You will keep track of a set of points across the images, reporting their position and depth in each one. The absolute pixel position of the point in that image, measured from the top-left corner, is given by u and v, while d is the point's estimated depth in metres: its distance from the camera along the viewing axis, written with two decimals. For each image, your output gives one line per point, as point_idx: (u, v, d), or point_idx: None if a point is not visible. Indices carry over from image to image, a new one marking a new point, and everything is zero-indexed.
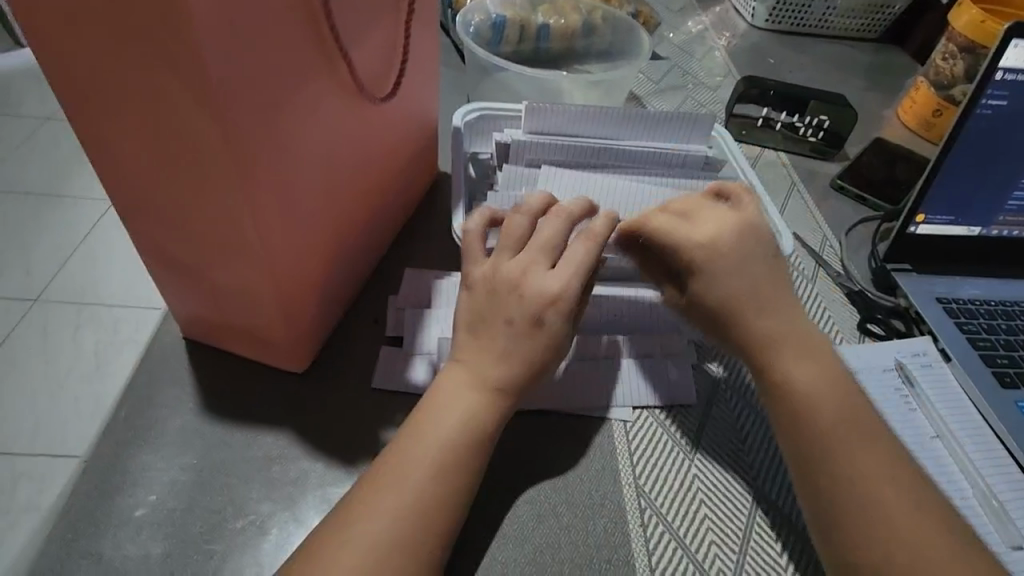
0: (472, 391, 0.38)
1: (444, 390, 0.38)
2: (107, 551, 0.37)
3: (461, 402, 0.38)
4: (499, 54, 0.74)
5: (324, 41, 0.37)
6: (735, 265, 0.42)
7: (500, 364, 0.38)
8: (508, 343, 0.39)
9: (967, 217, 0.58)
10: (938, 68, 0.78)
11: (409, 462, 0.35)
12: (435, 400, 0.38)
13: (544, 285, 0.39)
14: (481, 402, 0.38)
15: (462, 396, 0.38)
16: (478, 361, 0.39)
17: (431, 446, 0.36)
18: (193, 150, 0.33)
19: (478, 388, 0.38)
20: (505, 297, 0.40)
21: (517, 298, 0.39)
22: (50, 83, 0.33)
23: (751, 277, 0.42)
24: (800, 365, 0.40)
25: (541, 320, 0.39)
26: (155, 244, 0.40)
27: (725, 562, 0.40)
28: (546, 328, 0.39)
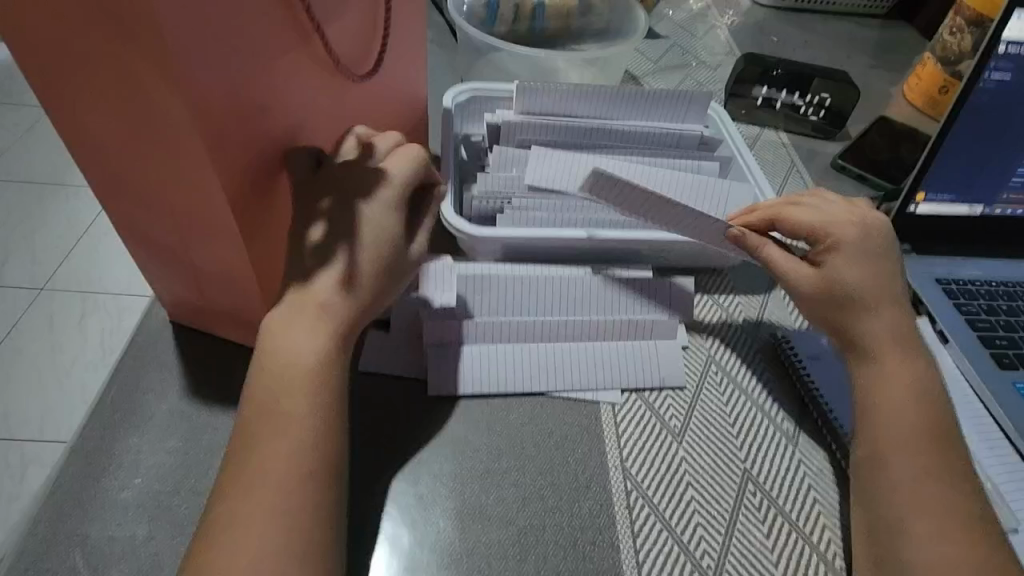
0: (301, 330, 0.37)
1: (273, 334, 0.37)
2: (92, 533, 0.38)
3: (300, 328, 0.37)
4: (493, 34, 0.72)
5: (297, 17, 0.36)
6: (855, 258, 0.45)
7: (324, 286, 0.38)
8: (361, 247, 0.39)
9: (969, 196, 0.57)
10: (945, 43, 0.75)
11: (270, 417, 0.35)
12: (273, 341, 0.37)
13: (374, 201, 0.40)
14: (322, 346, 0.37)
15: (313, 336, 0.37)
16: (302, 305, 0.37)
17: (278, 390, 0.36)
18: (163, 132, 0.33)
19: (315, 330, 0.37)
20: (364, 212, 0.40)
21: (316, 204, 0.39)
22: (20, 67, 0.32)
23: (873, 272, 0.44)
24: (892, 366, 0.42)
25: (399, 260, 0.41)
26: (138, 229, 0.40)
27: (711, 544, 0.40)
28: (367, 227, 0.39)
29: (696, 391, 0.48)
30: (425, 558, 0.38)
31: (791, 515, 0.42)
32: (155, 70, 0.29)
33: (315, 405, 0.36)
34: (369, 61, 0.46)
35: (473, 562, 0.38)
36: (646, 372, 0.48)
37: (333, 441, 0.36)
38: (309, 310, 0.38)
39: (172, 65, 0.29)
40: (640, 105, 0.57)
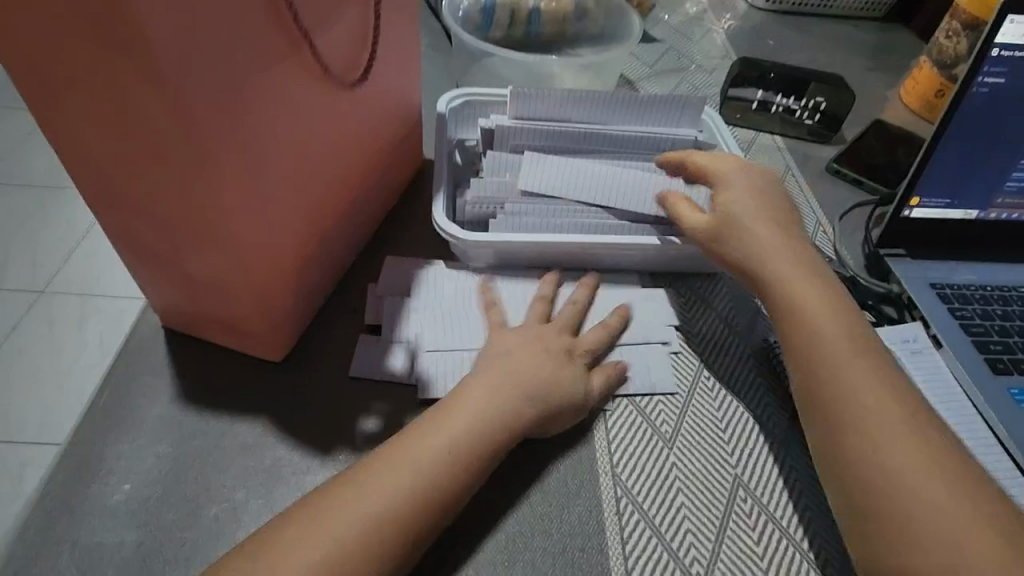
0: (504, 397, 0.41)
1: (472, 393, 0.40)
2: (81, 538, 0.38)
3: (493, 399, 0.40)
4: (488, 39, 0.73)
5: (286, 24, 0.36)
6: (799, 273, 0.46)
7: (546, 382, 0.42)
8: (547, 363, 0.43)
9: (964, 200, 0.56)
10: (941, 47, 0.75)
11: (409, 464, 0.36)
12: (459, 401, 0.40)
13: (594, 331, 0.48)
14: (505, 412, 0.40)
15: (497, 396, 0.40)
16: (513, 373, 0.42)
17: (437, 444, 0.38)
18: (153, 140, 0.33)
19: (509, 393, 0.41)
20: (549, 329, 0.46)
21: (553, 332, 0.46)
22: (8, 74, 0.32)
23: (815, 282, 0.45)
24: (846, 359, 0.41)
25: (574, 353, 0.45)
26: (127, 234, 0.40)
27: (700, 551, 0.40)
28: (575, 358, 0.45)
29: (687, 397, 0.48)
30: None
31: (782, 522, 0.42)
32: (142, 77, 0.30)
33: (455, 470, 0.37)
34: (360, 68, 0.46)
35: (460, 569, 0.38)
36: (637, 378, 0.48)
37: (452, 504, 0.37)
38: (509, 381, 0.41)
39: (159, 73, 0.29)
40: (633, 110, 0.57)
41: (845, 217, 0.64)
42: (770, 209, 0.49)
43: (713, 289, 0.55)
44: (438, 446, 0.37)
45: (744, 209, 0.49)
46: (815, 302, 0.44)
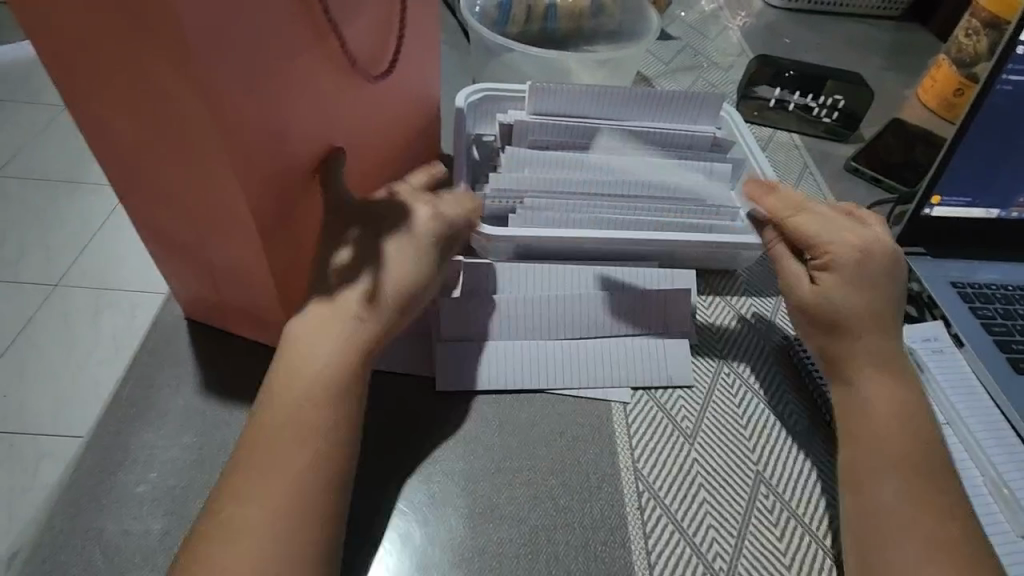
0: (325, 343, 0.38)
1: (294, 343, 0.38)
2: (108, 526, 0.38)
3: (322, 343, 0.38)
4: (505, 35, 0.73)
5: (314, 15, 0.36)
6: (858, 283, 0.45)
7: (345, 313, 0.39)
8: (378, 271, 0.40)
9: (985, 200, 0.56)
10: (960, 45, 0.75)
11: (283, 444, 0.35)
12: (302, 352, 0.38)
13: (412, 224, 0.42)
14: (337, 352, 0.38)
15: (320, 345, 0.38)
16: (325, 317, 0.39)
17: (297, 408, 0.36)
18: (184, 132, 0.33)
19: (322, 338, 0.38)
20: (376, 233, 0.41)
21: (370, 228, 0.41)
22: (44, 64, 0.32)
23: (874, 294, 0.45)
24: (873, 386, 0.43)
25: (431, 242, 0.42)
26: (152, 224, 0.40)
27: (723, 546, 0.40)
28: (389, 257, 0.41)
29: (707, 394, 0.48)
30: (442, 558, 0.38)
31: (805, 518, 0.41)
32: (171, 65, 0.30)
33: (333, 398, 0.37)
34: (384, 61, 0.46)
35: (485, 560, 0.38)
36: (657, 373, 0.48)
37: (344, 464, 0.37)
38: (330, 320, 0.39)
39: (190, 62, 0.29)
40: (653, 106, 0.57)
41: None
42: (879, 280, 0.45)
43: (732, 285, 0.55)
44: (306, 384, 0.37)
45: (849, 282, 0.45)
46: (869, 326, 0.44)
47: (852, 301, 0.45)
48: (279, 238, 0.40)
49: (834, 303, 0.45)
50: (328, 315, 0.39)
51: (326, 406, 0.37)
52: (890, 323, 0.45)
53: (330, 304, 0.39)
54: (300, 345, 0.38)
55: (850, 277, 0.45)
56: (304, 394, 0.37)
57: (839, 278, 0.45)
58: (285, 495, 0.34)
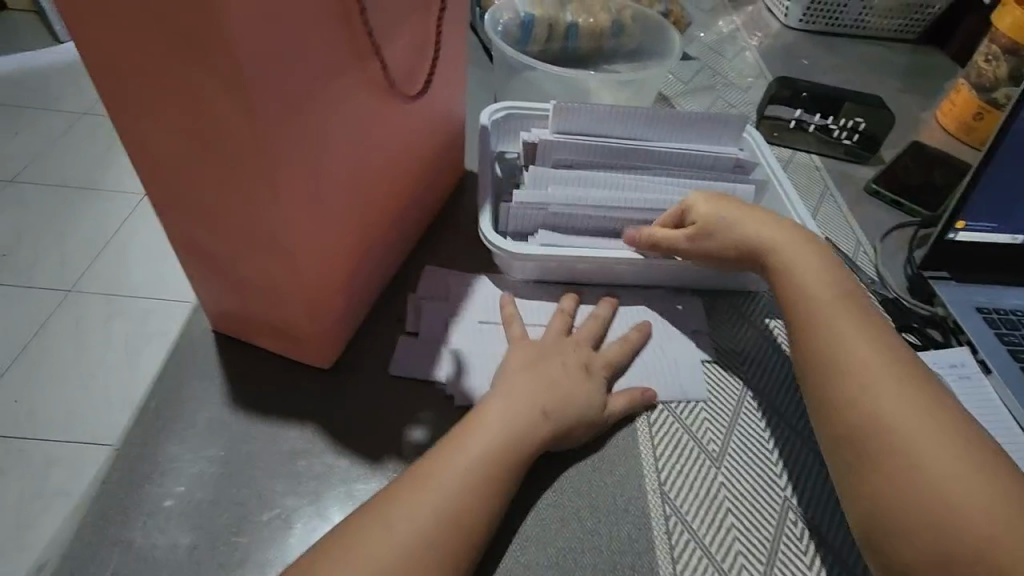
0: (517, 418, 0.40)
1: (488, 414, 0.40)
2: (136, 540, 0.38)
3: (511, 418, 0.40)
4: (526, 54, 0.73)
5: (356, 37, 0.37)
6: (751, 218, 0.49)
7: (547, 399, 0.41)
8: (564, 376, 0.43)
9: (1011, 225, 0.56)
10: (980, 69, 0.75)
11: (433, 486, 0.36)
12: (481, 422, 0.40)
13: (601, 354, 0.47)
14: (521, 427, 0.40)
15: (509, 416, 0.40)
16: (528, 387, 0.42)
17: (469, 463, 0.37)
18: (227, 147, 0.34)
19: (521, 415, 0.40)
20: (556, 354, 0.45)
21: (572, 349, 0.46)
22: (95, 82, 0.33)
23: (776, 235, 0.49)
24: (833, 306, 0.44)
25: (592, 368, 0.45)
26: (188, 238, 0.41)
27: (752, 573, 0.39)
28: (594, 373, 0.45)
29: (733, 415, 0.47)
30: None
31: (833, 545, 0.41)
32: (226, 85, 0.30)
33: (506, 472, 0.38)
34: (416, 80, 0.47)
35: None
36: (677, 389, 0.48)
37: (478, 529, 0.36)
38: (524, 404, 0.41)
39: (244, 82, 0.30)
40: (677, 126, 0.58)
41: (886, 238, 0.64)
42: (761, 216, 0.50)
43: (757, 306, 0.55)
44: (482, 454, 0.38)
45: (792, 254, 0.47)
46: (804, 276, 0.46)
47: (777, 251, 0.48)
48: (557, 365, 0.44)
49: (709, 220, 0.49)
50: (515, 399, 0.41)
51: (498, 475, 0.37)
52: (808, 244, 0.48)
53: (538, 381, 0.42)
54: (492, 412, 0.40)
55: (709, 201, 0.50)
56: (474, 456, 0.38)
57: (709, 206, 0.50)
58: (411, 539, 0.34)
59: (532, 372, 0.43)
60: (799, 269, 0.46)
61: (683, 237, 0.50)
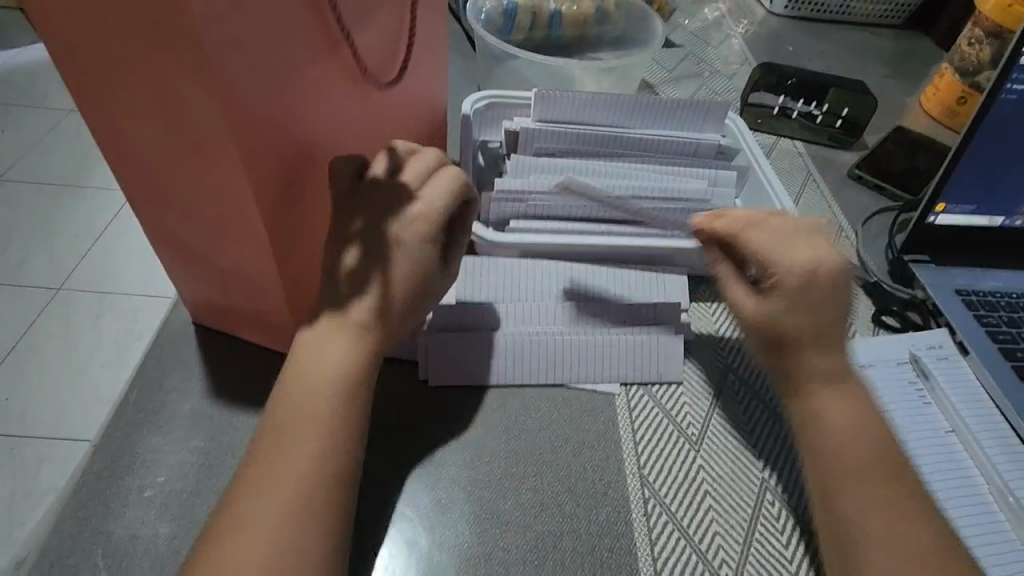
0: (336, 337, 0.39)
1: (306, 345, 0.39)
2: (116, 530, 0.38)
3: (332, 346, 0.39)
4: (509, 42, 0.73)
5: (328, 27, 0.37)
6: (817, 298, 0.41)
7: (366, 304, 0.39)
8: (376, 265, 0.40)
9: (989, 208, 0.56)
10: (963, 53, 0.76)
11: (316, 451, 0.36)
12: (300, 363, 0.39)
13: (411, 209, 0.41)
14: (343, 352, 0.39)
15: (326, 344, 0.39)
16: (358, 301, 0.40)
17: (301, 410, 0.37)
18: (196, 138, 0.33)
19: (341, 331, 0.39)
20: (377, 224, 0.40)
21: (376, 214, 0.40)
22: (59, 69, 0.33)
23: (822, 310, 0.42)
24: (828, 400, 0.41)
25: (398, 239, 0.40)
26: (163, 229, 0.41)
27: (729, 554, 0.40)
28: (401, 246, 0.40)
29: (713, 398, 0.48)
30: (453, 565, 0.38)
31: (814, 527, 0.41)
32: (190, 74, 0.30)
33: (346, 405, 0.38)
34: (393, 69, 0.46)
35: (490, 566, 0.38)
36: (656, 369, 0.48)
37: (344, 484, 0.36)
38: (343, 321, 0.39)
39: (209, 75, 0.30)
40: (658, 114, 0.58)
41: (868, 222, 0.64)
42: (831, 335, 0.42)
43: None
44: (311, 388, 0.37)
45: (815, 371, 0.41)
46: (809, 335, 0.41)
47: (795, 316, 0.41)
48: (369, 243, 0.40)
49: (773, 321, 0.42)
50: (336, 322, 0.39)
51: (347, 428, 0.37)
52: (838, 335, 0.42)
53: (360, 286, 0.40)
54: (312, 344, 0.39)
55: (793, 302, 0.41)
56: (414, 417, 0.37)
57: (783, 301, 0.42)
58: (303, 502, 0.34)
59: (369, 280, 0.40)
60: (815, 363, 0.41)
61: (749, 304, 0.43)
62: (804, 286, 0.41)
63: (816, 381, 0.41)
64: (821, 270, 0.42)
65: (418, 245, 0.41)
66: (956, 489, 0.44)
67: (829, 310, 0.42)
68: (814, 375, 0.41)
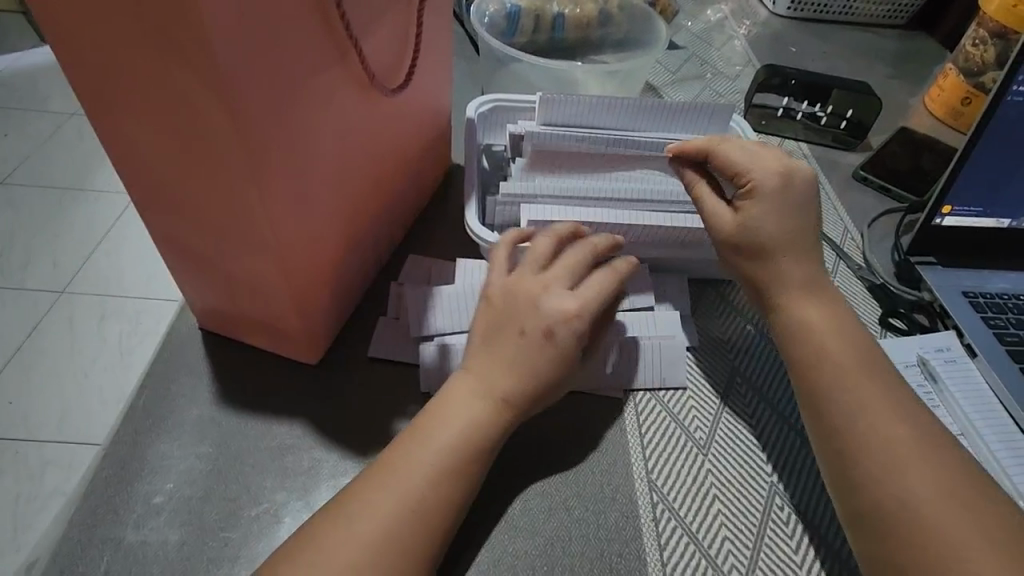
0: (479, 399, 0.38)
1: (451, 398, 0.38)
2: (126, 537, 0.38)
3: (473, 405, 0.38)
4: (513, 46, 0.73)
5: (335, 33, 0.37)
6: (780, 206, 0.45)
7: (511, 379, 0.39)
8: (532, 358, 0.39)
9: (996, 209, 0.56)
10: (968, 54, 0.75)
11: (401, 469, 0.35)
12: (442, 406, 0.38)
13: (563, 303, 0.40)
14: (487, 409, 0.38)
15: (473, 400, 0.38)
16: (493, 370, 0.39)
17: (430, 451, 0.36)
18: (206, 145, 0.33)
19: (485, 396, 0.38)
20: (516, 318, 0.40)
21: (529, 312, 0.40)
22: (67, 76, 0.33)
23: (796, 221, 0.45)
24: (830, 341, 0.42)
25: (552, 334, 0.39)
26: (172, 235, 0.41)
27: (738, 558, 0.40)
28: (557, 342, 0.39)
29: (721, 399, 0.48)
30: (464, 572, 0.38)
31: (824, 533, 0.41)
32: (198, 79, 0.30)
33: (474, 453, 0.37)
34: (399, 74, 0.46)
35: (500, 570, 0.38)
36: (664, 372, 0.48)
37: (431, 524, 0.35)
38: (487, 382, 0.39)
39: (219, 81, 0.30)
40: (663, 116, 0.57)
41: (873, 224, 0.64)
42: (804, 245, 0.45)
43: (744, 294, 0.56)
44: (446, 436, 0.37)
45: (792, 274, 0.44)
46: (801, 285, 0.44)
47: (777, 224, 0.45)
48: (512, 335, 0.39)
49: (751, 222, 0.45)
50: (475, 379, 0.39)
51: (456, 477, 0.36)
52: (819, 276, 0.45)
53: (495, 358, 0.39)
54: (455, 398, 0.38)
55: (769, 203, 0.45)
56: (454, 431, 0.37)
57: (759, 202, 0.45)
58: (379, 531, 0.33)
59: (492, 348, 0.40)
60: (807, 311, 0.43)
61: (727, 216, 0.46)
62: (767, 190, 0.45)
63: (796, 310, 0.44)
64: (790, 174, 0.46)
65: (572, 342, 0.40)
66: None
67: (793, 206, 0.45)
68: (774, 276, 0.45)
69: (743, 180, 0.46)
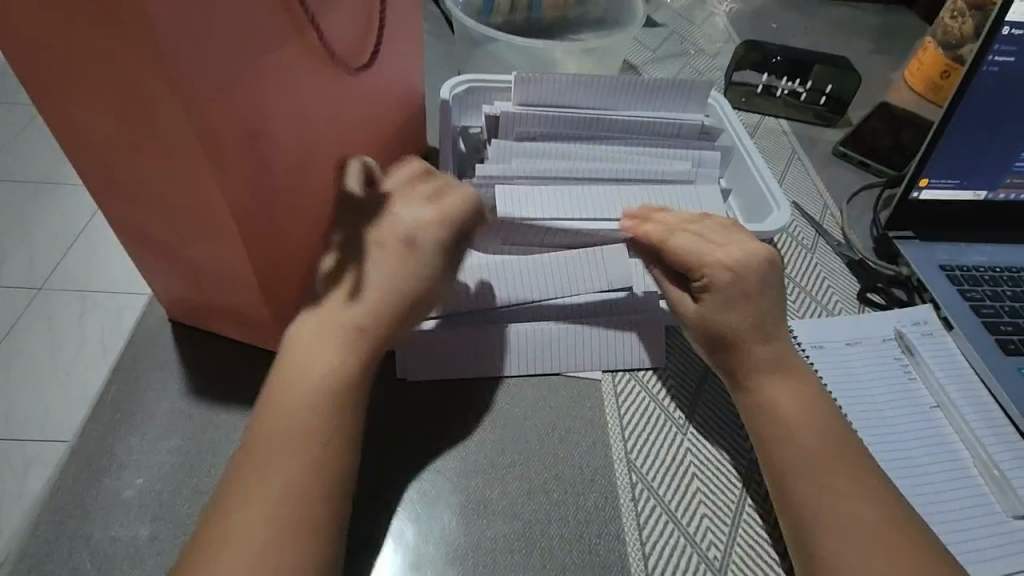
0: (331, 343, 0.38)
1: (299, 339, 0.38)
2: (96, 533, 0.37)
3: (322, 350, 0.38)
4: (489, 25, 0.71)
5: (291, 11, 0.36)
6: (751, 283, 0.44)
7: (365, 306, 0.40)
8: (373, 268, 0.41)
9: (973, 182, 0.56)
10: (946, 27, 0.75)
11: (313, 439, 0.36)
12: (298, 355, 0.38)
13: (416, 212, 0.42)
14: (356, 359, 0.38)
15: (325, 347, 0.38)
16: (344, 304, 0.40)
17: (295, 410, 0.36)
18: (158, 131, 0.32)
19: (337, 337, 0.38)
20: (372, 228, 0.42)
21: (386, 221, 0.42)
22: (8, 58, 0.31)
23: (749, 299, 0.43)
24: (777, 390, 0.41)
25: (413, 243, 0.41)
26: (133, 225, 0.40)
27: (717, 535, 0.40)
28: (418, 249, 0.41)
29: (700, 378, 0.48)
30: (441, 558, 0.38)
31: None
32: (144, 63, 0.29)
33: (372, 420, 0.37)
34: (365, 55, 0.45)
35: (479, 556, 0.38)
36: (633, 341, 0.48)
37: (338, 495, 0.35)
38: (329, 325, 0.39)
39: (166, 64, 0.28)
40: (641, 94, 0.56)
41: (852, 200, 0.64)
42: (766, 320, 0.43)
43: None
44: (311, 391, 0.37)
45: (761, 362, 0.42)
46: (748, 327, 0.43)
47: (725, 316, 0.43)
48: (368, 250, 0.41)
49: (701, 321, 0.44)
50: (318, 321, 0.39)
51: None
52: (774, 323, 0.43)
53: (355, 285, 0.40)
54: (301, 345, 0.38)
55: (726, 300, 0.43)
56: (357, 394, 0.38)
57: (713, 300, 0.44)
58: (285, 505, 0.33)
59: (356, 274, 0.41)
60: (761, 352, 0.42)
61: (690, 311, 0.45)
62: (732, 279, 0.43)
63: (759, 367, 0.42)
64: (744, 264, 0.44)
65: (433, 252, 0.42)
66: (939, 462, 0.44)
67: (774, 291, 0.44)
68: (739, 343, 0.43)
69: (701, 275, 0.44)
